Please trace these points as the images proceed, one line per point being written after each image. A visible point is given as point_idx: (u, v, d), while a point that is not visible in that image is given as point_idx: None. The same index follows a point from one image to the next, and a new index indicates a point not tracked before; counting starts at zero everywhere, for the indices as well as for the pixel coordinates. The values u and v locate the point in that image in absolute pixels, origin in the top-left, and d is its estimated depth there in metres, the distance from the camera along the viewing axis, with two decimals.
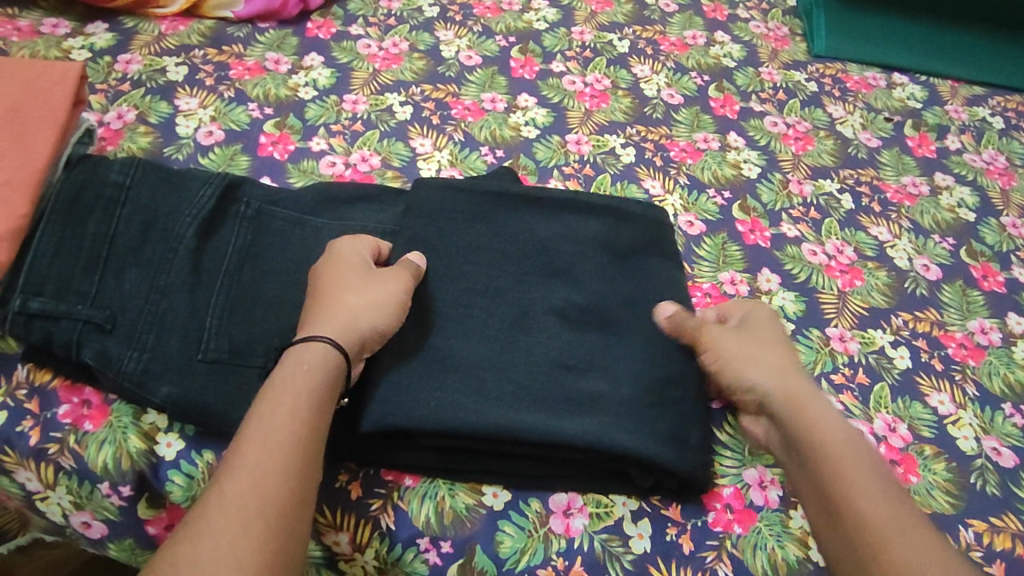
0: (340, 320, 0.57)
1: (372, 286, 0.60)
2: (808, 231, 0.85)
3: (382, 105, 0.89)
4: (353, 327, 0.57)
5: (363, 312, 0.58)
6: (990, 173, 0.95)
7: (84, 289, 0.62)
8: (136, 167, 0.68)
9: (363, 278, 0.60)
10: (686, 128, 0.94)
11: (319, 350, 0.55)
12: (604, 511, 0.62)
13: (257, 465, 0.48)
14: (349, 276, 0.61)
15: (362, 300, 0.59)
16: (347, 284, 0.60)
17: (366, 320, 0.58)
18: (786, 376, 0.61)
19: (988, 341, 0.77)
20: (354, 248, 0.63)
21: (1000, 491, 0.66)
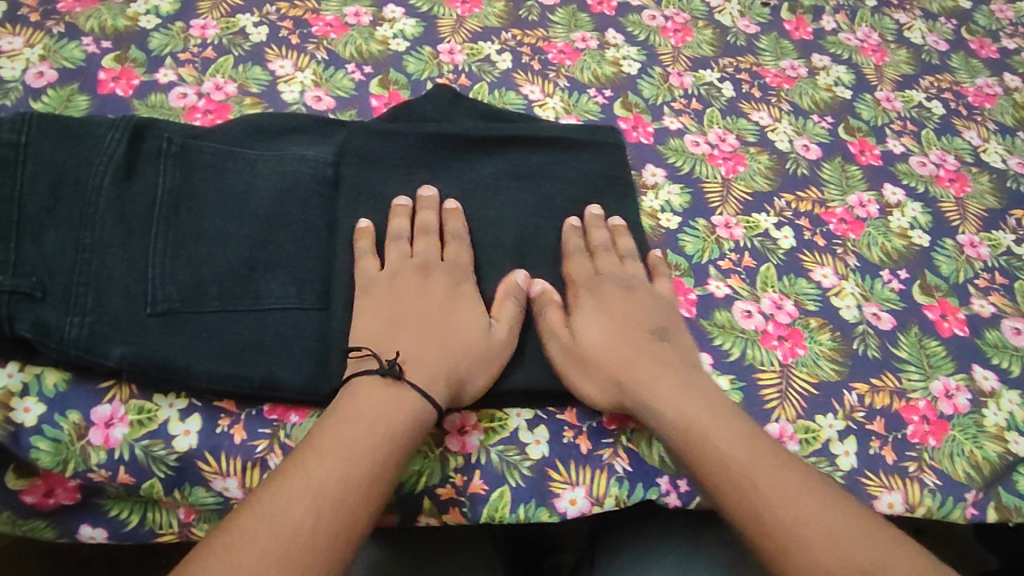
0: (411, 357, 0.59)
1: (444, 324, 0.62)
2: (690, 122, 0.84)
3: (234, 28, 0.82)
4: (417, 366, 0.59)
5: (458, 349, 0.61)
6: (864, 51, 0.96)
7: (2, 259, 0.57)
8: (31, 122, 0.61)
9: (425, 307, 0.63)
10: (564, 28, 0.91)
11: (409, 394, 0.57)
12: (499, 424, 0.62)
13: (301, 507, 0.48)
14: (410, 301, 0.63)
15: (426, 331, 0.61)
16: (444, 319, 0.62)
17: (470, 357, 0.61)
18: (633, 359, 0.62)
19: (866, 214, 0.79)
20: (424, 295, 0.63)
21: (880, 353, 0.68)
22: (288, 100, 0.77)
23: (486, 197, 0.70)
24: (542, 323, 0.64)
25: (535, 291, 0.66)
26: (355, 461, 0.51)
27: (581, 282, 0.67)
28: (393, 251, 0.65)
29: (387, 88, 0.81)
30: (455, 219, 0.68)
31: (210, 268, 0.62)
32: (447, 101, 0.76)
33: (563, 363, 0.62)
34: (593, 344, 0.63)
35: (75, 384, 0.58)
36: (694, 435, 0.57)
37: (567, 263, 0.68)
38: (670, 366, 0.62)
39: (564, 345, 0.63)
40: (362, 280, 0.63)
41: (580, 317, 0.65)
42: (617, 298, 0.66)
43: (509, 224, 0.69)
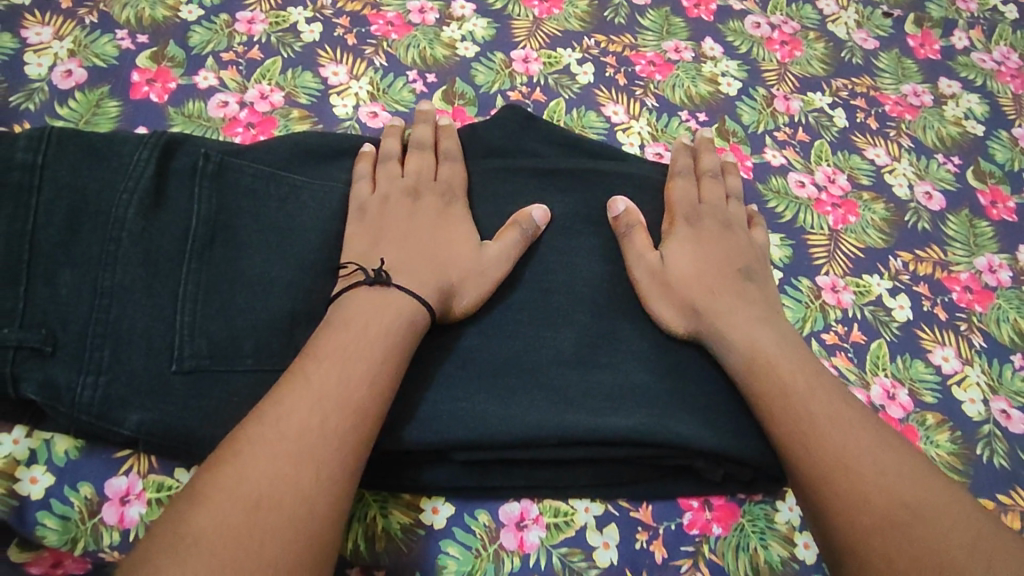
0: (396, 267, 0.56)
1: (433, 241, 0.58)
2: (795, 157, 0.73)
3: (285, 23, 0.72)
4: (402, 272, 0.55)
5: (448, 261, 0.57)
6: (1002, 76, 0.83)
7: (10, 306, 0.50)
8: (50, 139, 0.55)
9: (414, 227, 0.59)
10: (654, 36, 0.80)
11: (399, 296, 0.53)
12: (564, 520, 0.55)
13: (301, 409, 0.45)
14: (402, 223, 0.59)
15: (416, 246, 0.57)
16: (433, 235, 0.58)
17: (458, 271, 0.57)
18: (717, 290, 0.58)
19: (996, 282, 0.68)
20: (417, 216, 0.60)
21: (1009, 462, 0.58)
22: (339, 116, 0.68)
23: (560, 244, 0.61)
24: (626, 247, 0.60)
25: (619, 209, 0.61)
26: (355, 362, 0.49)
27: (680, 212, 0.63)
28: (386, 173, 0.62)
29: (451, 102, 0.71)
30: (450, 138, 0.65)
31: (246, 320, 0.55)
32: (519, 124, 0.67)
33: (647, 284, 0.59)
34: (680, 273, 0.59)
35: (88, 453, 0.52)
36: (760, 366, 0.54)
37: (668, 187, 0.65)
38: (757, 305, 0.58)
39: (652, 268, 0.59)
40: (356, 200, 0.60)
41: (671, 243, 0.61)
42: (713, 232, 0.62)
43: (585, 277, 0.60)
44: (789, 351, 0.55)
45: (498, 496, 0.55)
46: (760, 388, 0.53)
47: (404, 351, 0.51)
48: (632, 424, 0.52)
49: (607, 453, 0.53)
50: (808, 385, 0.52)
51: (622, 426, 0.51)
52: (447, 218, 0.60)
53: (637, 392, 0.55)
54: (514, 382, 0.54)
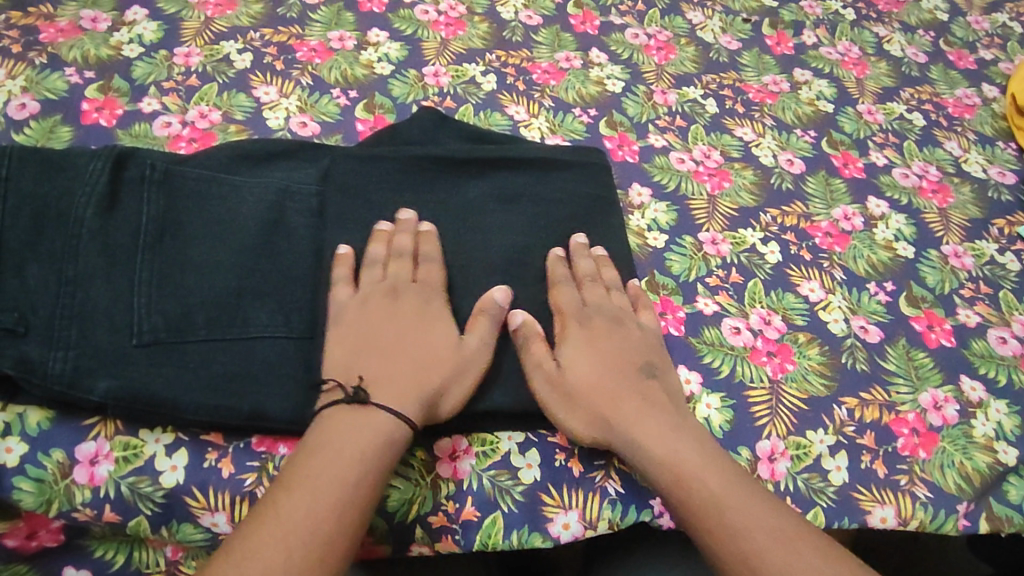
0: (376, 383, 0.58)
1: (412, 344, 0.61)
2: (675, 139, 0.85)
3: (218, 55, 0.82)
4: (381, 390, 0.58)
5: (428, 365, 0.60)
6: (846, 64, 0.97)
7: None
8: (11, 155, 0.61)
9: (396, 332, 0.62)
10: (548, 49, 0.92)
11: (380, 416, 0.56)
12: (490, 448, 0.62)
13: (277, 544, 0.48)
14: (382, 332, 0.61)
15: (397, 356, 0.60)
16: (417, 338, 0.61)
17: (441, 372, 0.60)
18: (620, 397, 0.60)
19: (851, 227, 0.79)
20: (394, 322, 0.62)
21: (869, 366, 0.68)
22: (273, 127, 0.77)
23: (475, 220, 0.70)
24: (524, 359, 0.63)
25: (518, 321, 0.64)
26: (327, 487, 0.51)
27: (569, 313, 0.65)
28: (369, 275, 0.65)
29: (372, 112, 0.81)
30: (427, 241, 0.67)
31: (198, 297, 0.62)
32: (431, 125, 0.76)
33: (547, 395, 0.61)
34: (579, 379, 0.61)
35: (59, 423, 0.58)
36: (685, 474, 0.56)
37: (553, 293, 0.67)
38: (658, 401, 0.61)
39: (550, 377, 0.61)
40: (335, 308, 0.62)
41: (565, 350, 0.63)
42: (604, 331, 0.64)
43: (495, 245, 0.69)
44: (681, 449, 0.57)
45: (429, 434, 0.61)
46: (676, 502, 0.56)
47: (380, 472, 0.54)
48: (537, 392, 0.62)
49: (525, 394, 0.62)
50: (708, 470, 0.56)
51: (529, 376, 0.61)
52: (424, 315, 0.63)
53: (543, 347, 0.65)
54: None
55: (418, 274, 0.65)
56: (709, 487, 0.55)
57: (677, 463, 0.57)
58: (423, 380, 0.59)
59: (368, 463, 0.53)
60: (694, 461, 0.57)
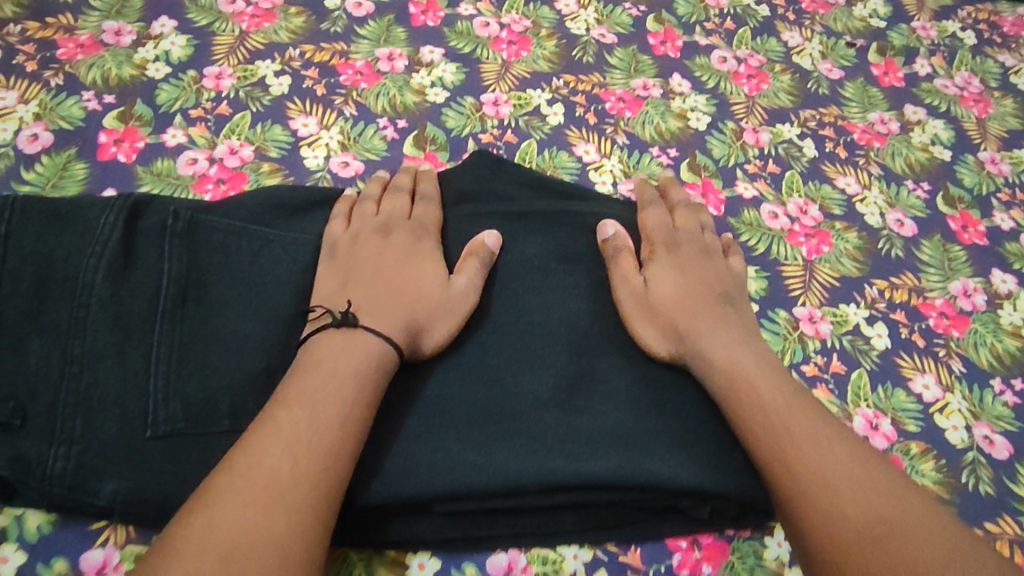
0: (365, 307, 0.56)
1: (400, 276, 0.58)
2: (767, 189, 0.74)
3: (253, 77, 0.73)
4: (370, 312, 0.55)
5: (418, 296, 0.57)
6: (965, 101, 0.84)
7: None
8: (15, 207, 0.54)
9: (385, 265, 0.59)
10: (623, 74, 0.81)
11: (367, 338, 0.53)
12: (552, 568, 0.55)
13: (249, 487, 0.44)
14: (376, 266, 0.59)
15: (386, 288, 0.58)
16: (406, 271, 0.59)
17: (428, 306, 0.57)
18: (698, 311, 0.59)
19: (972, 306, 0.68)
20: (387, 255, 0.60)
21: (994, 489, 0.58)
22: (310, 168, 0.68)
23: (535, 281, 0.61)
24: (613, 271, 0.61)
25: (610, 232, 0.63)
26: (306, 443, 0.47)
27: (657, 240, 0.64)
28: (359, 210, 0.63)
29: (423, 147, 0.71)
30: (428, 181, 0.66)
31: (221, 378, 0.54)
32: (487, 170, 0.67)
33: (632, 308, 0.59)
34: (663, 297, 0.60)
35: (63, 526, 0.52)
36: (745, 386, 0.54)
37: (640, 216, 0.66)
38: (737, 328, 0.59)
39: (637, 293, 0.60)
40: (330, 240, 0.61)
41: (653, 270, 0.62)
42: (690, 257, 0.63)
43: (560, 314, 0.59)
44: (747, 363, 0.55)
45: (483, 547, 0.54)
46: (731, 409, 0.53)
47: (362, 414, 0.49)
48: (608, 466, 0.51)
49: (588, 497, 0.53)
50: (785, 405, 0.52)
51: (603, 470, 0.51)
52: (415, 255, 0.61)
53: (618, 436, 0.54)
54: (494, 429, 0.54)
55: (414, 213, 0.64)
56: (775, 410, 0.52)
57: (742, 378, 0.54)
58: (409, 307, 0.56)
59: (340, 411, 0.49)
60: (765, 381, 0.54)
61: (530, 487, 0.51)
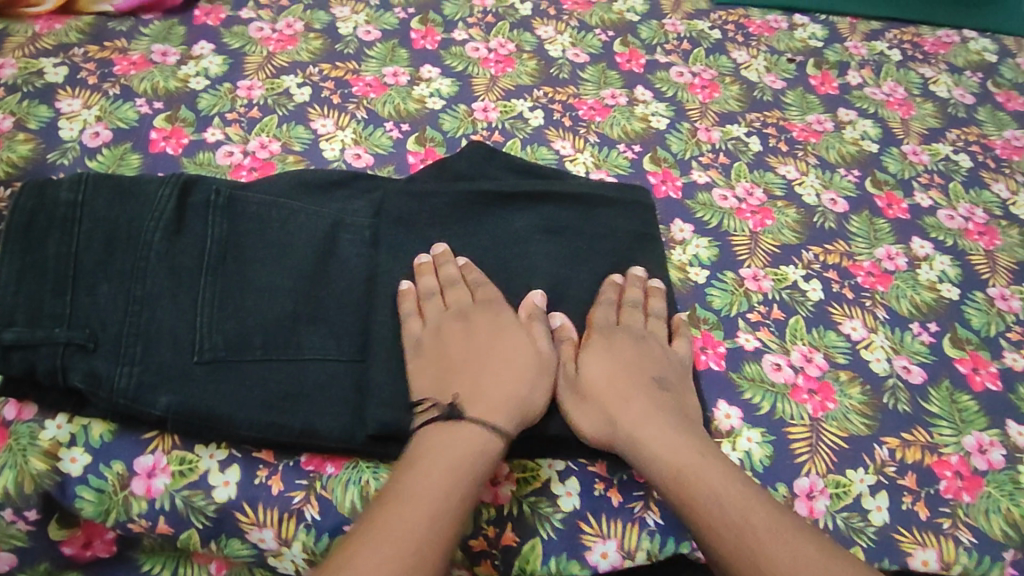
0: (467, 398, 0.60)
1: (495, 362, 0.63)
2: (718, 176, 0.86)
3: (279, 88, 0.86)
4: (476, 402, 0.60)
5: (515, 376, 0.62)
6: (891, 105, 0.98)
7: (59, 312, 0.60)
8: (87, 182, 0.65)
9: (475, 352, 0.64)
10: (594, 86, 0.94)
11: (471, 429, 0.58)
12: (531, 475, 0.63)
13: (386, 539, 0.50)
14: (466, 355, 0.64)
15: (482, 369, 0.63)
16: (489, 352, 0.64)
17: (527, 384, 0.62)
18: (631, 396, 0.62)
19: (895, 266, 0.79)
20: (474, 335, 0.65)
21: (910, 407, 0.68)
22: (328, 158, 0.80)
23: (520, 252, 0.72)
24: (556, 360, 0.66)
25: (556, 323, 0.68)
26: (415, 509, 0.52)
27: (598, 330, 0.67)
28: (429, 306, 0.66)
29: (423, 145, 0.84)
30: (472, 270, 0.69)
31: (255, 320, 0.64)
32: (478, 161, 0.79)
33: (565, 397, 0.63)
34: (593, 384, 0.63)
35: (120, 435, 0.61)
36: (686, 471, 0.56)
37: (592, 312, 0.69)
38: (671, 412, 0.61)
39: (569, 382, 0.64)
40: (408, 340, 0.65)
41: (585, 358, 0.65)
42: (627, 344, 0.66)
43: (540, 277, 0.70)
44: (693, 450, 0.58)
45: None
46: (675, 499, 0.56)
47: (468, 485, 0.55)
48: (573, 410, 0.62)
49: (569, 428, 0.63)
50: (734, 489, 0.55)
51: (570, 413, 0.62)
52: (499, 333, 0.65)
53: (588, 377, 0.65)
54: None
55: (475, 293, 0.68)
56: (711, 495, 0.54)
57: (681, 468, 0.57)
58: (521, 395, 0.61)
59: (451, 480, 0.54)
60: (714, 467, 0.56)
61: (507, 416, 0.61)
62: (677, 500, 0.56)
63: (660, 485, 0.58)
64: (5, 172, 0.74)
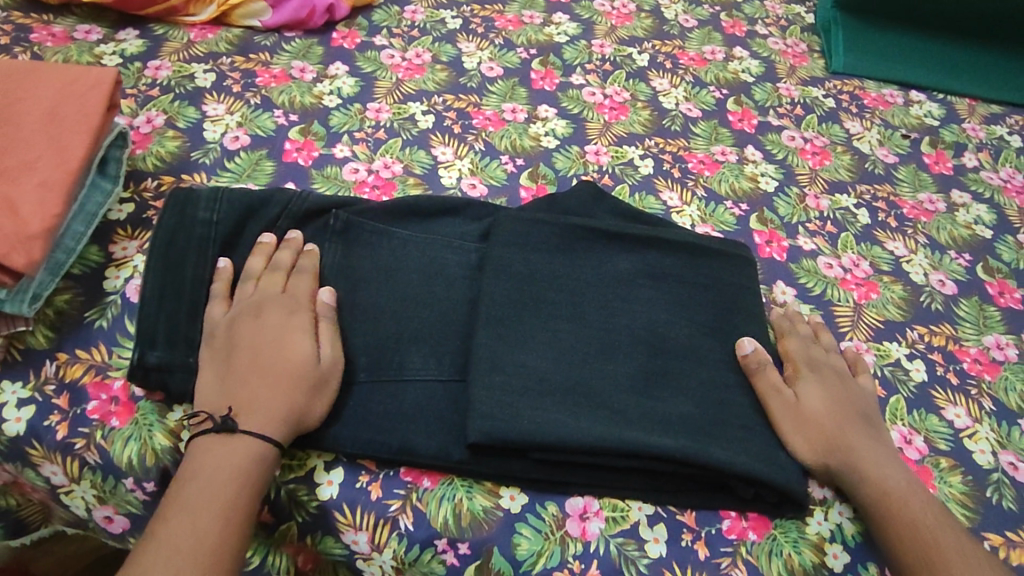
0: (242, 406, 0.59)
1: (257, 365, 0.61)
2: (824, 244, 0.86)
3: (405, 113, 0.90)
4: (249, 418, 0.59)
5: (284, 372, 0.61)
6: (1008, 192, 0.96)
7: (193, 333, 0.65)
8: (222, 201, 0.71)
9: (258, 346, 0.62)
10: (704, 141, 0.95)
11: (243, 440, 0.58)
12: (620, 515, 0.63)
13: (175, 537, 0.52)
14: (249, 347, 0.62)
15: (255, 376, 0.61)
16: (274, 348, 0.62)
17: (299, 382, 0.61)
18: (848, 430, 0.66)
19: (1003, 357, 0.77)
20: (257, 331, 0.63)
21: (1016, 506, 0.66)
22: (446, 185, 0.84)
23: (623, 291, 0.72)
24: (762, 383, 0.68)
25: (749, 348, 0.70)
26: (202, 511, 0.54)
27: (800, 359, 0.71)
28: (239, 292, 0.66)
29: (536, 181, 0.87)
30: (309, 259, 0.69)
31: (365, 334, 0.67)
32: (589, 202, 0.81)
33: (781, 417, 0.66)
34: (813, 412, 0.67)
35: None
36: (892, 495, 0.62)
37: (782, 341, 0.73)
38: (883, 446, 0.66)
39: (788, 403, 0.67)
40: (207, 324, 0.65)
41: (800, 385, 0.69)
42: (833, 379, 0.70)
43: (643, 319, 0.71)
44: (902, 479, 0.64)
45: (565, 490, 0.64)
46: (877, 514, 0.62)
47: (252, 485, 0.56)
48: (671, 443, 0.62)
49: (658, 465, 0.62)
50: (931, 516, 0.61)
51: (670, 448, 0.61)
52: (284, 330, 0.63)
53: (685, 420, 0.65)
54: (581, 400, 0.65)
55: (287, 284, 0.67)
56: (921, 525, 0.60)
57: (891, 493, 0.62)
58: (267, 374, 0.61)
59: (232, 485, 0.56)
60: (908, 491, 0.63)
61: (611, 448, 0.61)
62: (882, 516, 0.62)
63: (869, 507, 0.63)
64: (153, 165, 0.80)
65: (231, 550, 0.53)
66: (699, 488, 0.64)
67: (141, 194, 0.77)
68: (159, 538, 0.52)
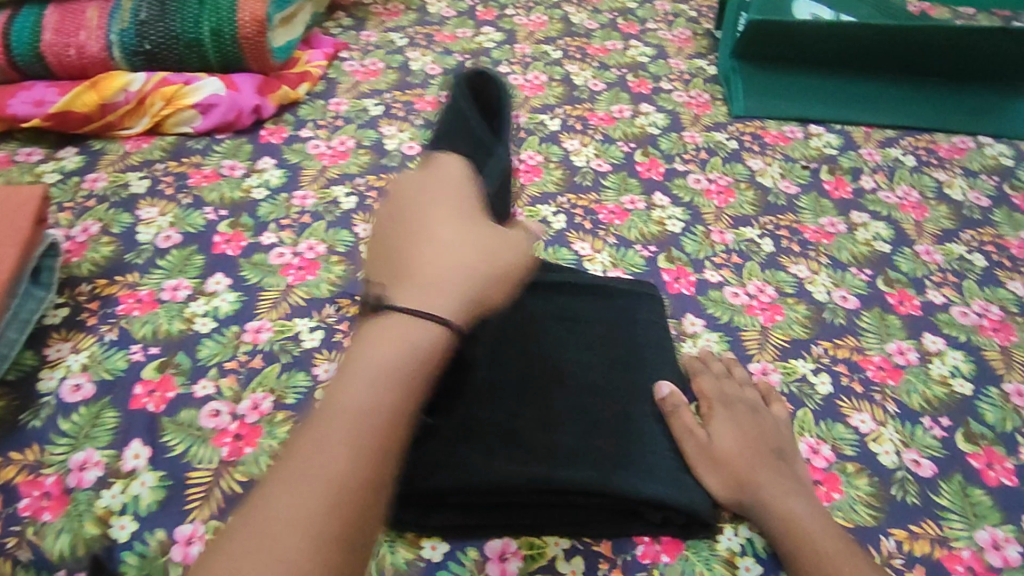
0: (393, 278, 0.55)
1: (413, 238, 0.57)
2: (730, 275, 0.91)
3: (329, 197, 0.97)
4: (403, 287, 0.54)
5: (439, 253, 0.56)
6: (904, 208, 1.02)
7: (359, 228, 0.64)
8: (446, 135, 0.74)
9: (426, 219, 0.59)
10: (614, 192, 1.02)
11: (420, 325, 0.52)
12: (537, 552, 0.66)
13: (259, 509, 0.43)
14: (407, 224, 0.59)
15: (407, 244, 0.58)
16: (421, 237, 0.57)
17: (431, 259, 0.56)
18: (758, 466, 0.67)
19: (906, 361, 0.81)
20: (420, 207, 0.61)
21: (920, 500, 0.69)
22: None
23: (532, 338, 0.76)
24: (677, 425, 0.70)
25: (665, 392, 0.72)
26: (323, 460, 0.44)
27: (714, 399, 0.73)
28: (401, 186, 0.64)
29: None
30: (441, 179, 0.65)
31: None
32: None
33: (695, 458, 0.68)
34: (725, 449, 0.68)
35: (164, 507, 0.67)
36: (798, 529, 0.63)
37: (695, 382, 0.76)
38: (793, 481, 0.67)
39: (699, 444, 0.69)
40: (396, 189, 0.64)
41: (713, 424, 0.71)
42: (746, 414, 0.72)
43: (551, 361, 0.74)
44: (809, 511, 0.64)
45: (483, 533, 0.66)
46: (788, 550, 0.62)
47: (406, 394, 0.49)
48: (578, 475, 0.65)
49: (567, 498, 0.65)
50: (835, 547, 0.61)
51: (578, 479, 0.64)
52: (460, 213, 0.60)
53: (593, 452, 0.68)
54: (494, 442, 0.67)
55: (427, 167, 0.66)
56: (824, 555, 0.60)
57: (798, 526, 0.63)
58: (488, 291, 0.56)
59: (375, 414, 0.47)
60: (815, 521, 0.63)
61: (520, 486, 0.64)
62: (790, 551, 0.62)
63: (778, 541, 0.63)
64: (89, 270, 0.85)
65: (361, 481, 0.44)
66: (613, 515, 0.67)
67: (76, 298, 0.82)
68: (256, 511, 0.43)
